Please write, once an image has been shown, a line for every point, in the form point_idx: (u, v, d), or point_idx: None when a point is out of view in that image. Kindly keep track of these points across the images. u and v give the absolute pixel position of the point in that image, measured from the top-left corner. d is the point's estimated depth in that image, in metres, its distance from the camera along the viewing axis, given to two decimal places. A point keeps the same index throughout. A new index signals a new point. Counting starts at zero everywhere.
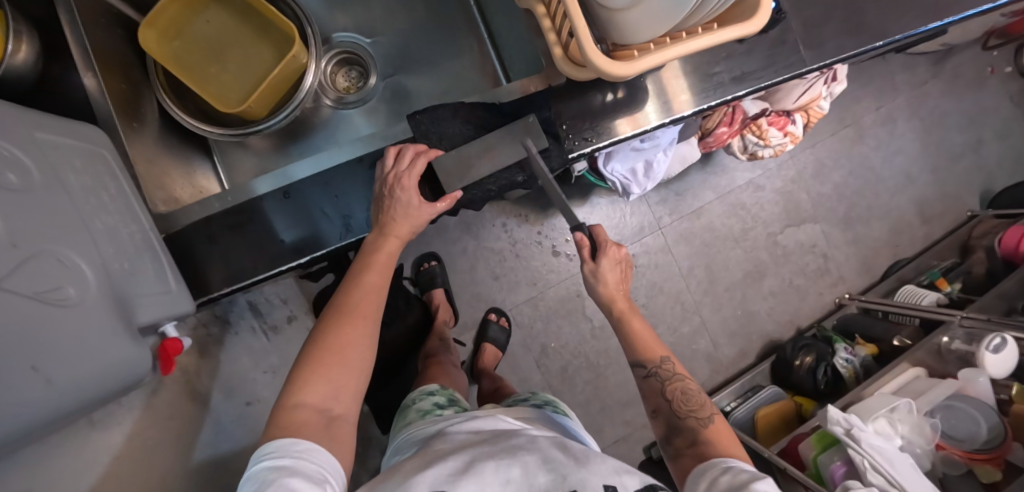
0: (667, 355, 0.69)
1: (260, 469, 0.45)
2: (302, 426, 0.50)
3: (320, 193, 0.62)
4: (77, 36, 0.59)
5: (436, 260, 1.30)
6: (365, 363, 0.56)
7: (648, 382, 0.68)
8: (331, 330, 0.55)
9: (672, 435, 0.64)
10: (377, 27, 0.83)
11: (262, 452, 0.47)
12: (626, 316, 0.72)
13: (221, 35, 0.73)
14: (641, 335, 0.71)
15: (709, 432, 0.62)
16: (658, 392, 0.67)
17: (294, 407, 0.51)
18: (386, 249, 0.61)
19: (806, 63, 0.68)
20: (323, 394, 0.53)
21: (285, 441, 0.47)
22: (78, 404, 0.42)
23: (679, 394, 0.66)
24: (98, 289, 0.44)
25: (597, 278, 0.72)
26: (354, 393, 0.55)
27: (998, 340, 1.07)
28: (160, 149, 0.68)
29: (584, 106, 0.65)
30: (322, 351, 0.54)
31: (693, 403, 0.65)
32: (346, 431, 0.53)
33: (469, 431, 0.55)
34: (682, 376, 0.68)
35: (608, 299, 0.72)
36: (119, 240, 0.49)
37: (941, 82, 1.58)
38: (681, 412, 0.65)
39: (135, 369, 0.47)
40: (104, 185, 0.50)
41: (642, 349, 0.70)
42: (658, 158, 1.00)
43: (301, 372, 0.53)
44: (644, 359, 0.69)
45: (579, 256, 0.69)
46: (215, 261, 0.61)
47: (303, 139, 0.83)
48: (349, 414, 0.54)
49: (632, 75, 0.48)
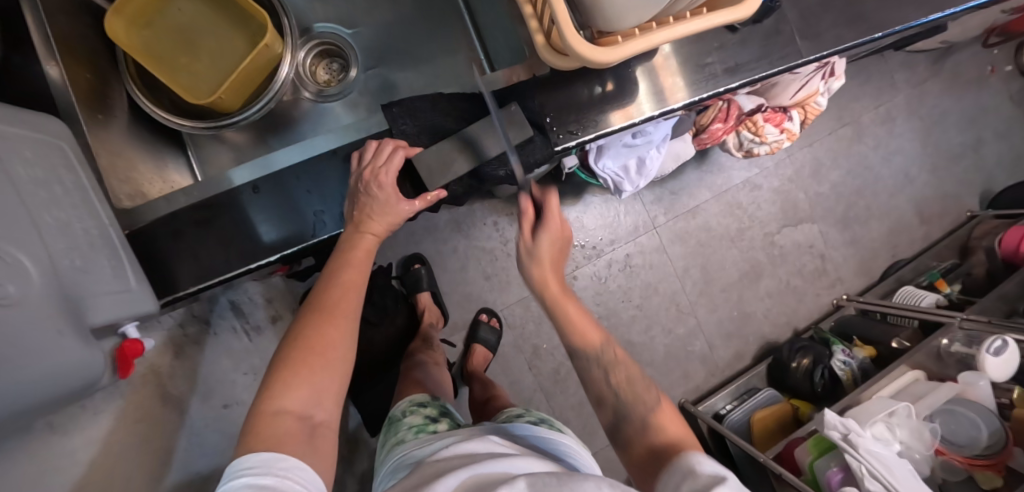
0: (607, 341, 0.64)
1: (237, 487, 0.41)
2: (283, 435, 0.45)
3: (291, 188, 0.60)
4: (38, 22, 0.56)
5: (422, 263, 1.26)
6: (346, 363, 0.53)
7: (589, 371, 0.64)
8: (312, 328, 0.52)
9: (621, 427, 0.61)
10: (357, 18, 0.81)
11: (238, 466, 0.43)
12: (559, 302, 0.64)
13: (194, 25, 0.71)
14: (576, 319, 0.64)
15: (656, 419, 0.58)
16: (601, 381, 0.63)
17: (274, 415, 0.47)
18: (363, 245, 0.58)
19: (803, 54, 0.65)
20: (304, 398, 0.49)
21: (268, 456, 0.43)
22: (23, 408, 0.40)
23: (626, 384, 0.62)
24: (42, 288, 0.41)
25: (533, 257, 0.63)
26: (337, 399, 0.51)
27: (999, 342, 1.04)
28: (127, 142, 0.65)
29: (570, 98, 0.63)
30: (303, 351, 0.50)
31: (642, 391, 0.61)
32: (329, 440, 0.49)
33: (457, 456, 0.51)
34: (624, 362, 0.64)
35: (541, 280, 0.64)
36: (72, 235, 0.47)
37: (941, 80, 1.55)
38: (626, 395, 0.61)
39: (86, 370, 0.45)
40: (57, 177, 0.48)
41: (580, 335, 0.64)
42: (651, 155, 0.97)
43: (279, 374, 0.49)
44: (585, 349, 0.64)
45: (535, 239, 0.62)
46: (182, 258, 0.58)
47: (282, 133, 0.81)
48: (332, 422, 0.51)
49: (614, 62, 0.45)
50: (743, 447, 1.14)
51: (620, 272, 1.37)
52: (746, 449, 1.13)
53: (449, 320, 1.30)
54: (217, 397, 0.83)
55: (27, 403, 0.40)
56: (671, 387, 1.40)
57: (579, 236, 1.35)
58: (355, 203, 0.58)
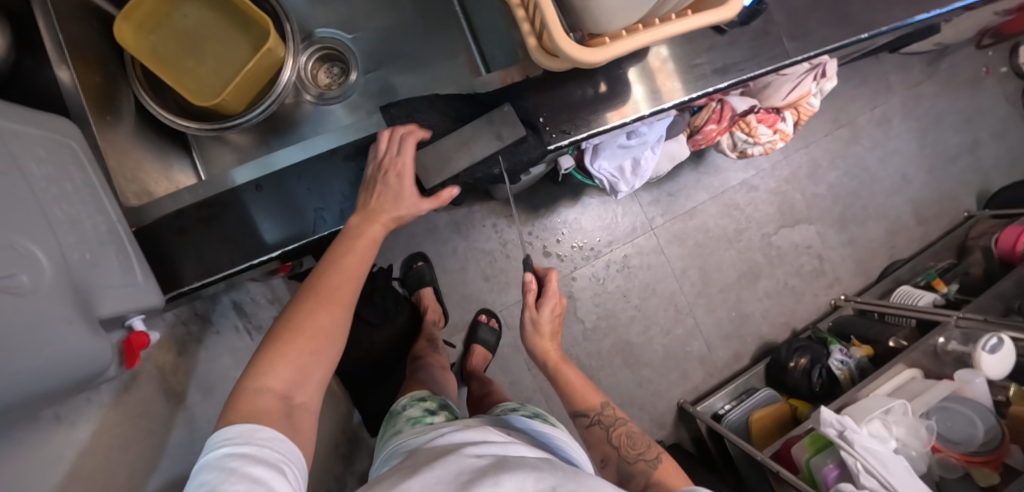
0: (605, 402, 0.78)
1: (216, 457, 0.45)
2: (261, 411, 0.49)
3: (292, 187, 0.62)
4: (51, 29, 0.59)
5: (424, 259, 1.29)
6: (333, 349, 0.56)
7: (593, 430, 0.77)
8: (303, 313, 0.55)
9: (625, 481, 0.71)
10: (357, 23, 0.84)
11: (217, 438, 0.47)
12: (560, 370, 0.80)
13: (200, 30, 0.73)
14: (577, 387, 0.79)
15: (657, 475, 0.68)
16: (606, 441, 0.75)
17: (255, 392, 0.50)
18: (370, 234, 0.59)
19: (790, 55, 0.67)
20: (288, 379, 0.52)
21: (248, 429, 0.47)
22: (35, 396, 0.42)
23: (625, 440, 0.74)
24: (54, 278, 0.43)
25: (534, 324, 0.77)
26: (319, 382, 0.55)
27: (994, 340, 1.05)
28: (135, 144, 0.68)
29: (562, 99, 0.65)
30: (289, 334, 0.53)
31: (640, 446, 0.73)
32: (306, 419, 0.53)
33: (455, 441, 0.54)
34: (622, 420, 0.77)
35: (542, 353, 0.80)
36: (82, 230, 0.49)
37: (937, 82, 1.57)
38: (630, 457, 0.72)
39: (96, 361, 0.47)
40: (69, 175, 0.50)
41: (582, 400, 0.78)
42: (646, 156, 0.99)
43: (268, 353, 0.52)
44: (587, 409, 0.78)
45: (537, 311, 0.76)
46: (186, 255, 0.60)
47: (283, 136, 0.83)
48: (311, 403, 0.54)
49: (602, 61, 0.47)
50: (741, 446, 1.14)
51: (618, 273, 1.38)
52: (744, 448, 1.13)
53: (449, 321, 1.32)
54: (218, 394, 0.85)
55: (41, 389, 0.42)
56: (670, 388, 1.41)
57: (578, 237, 1.37)
58: (368, 193, 0.60)
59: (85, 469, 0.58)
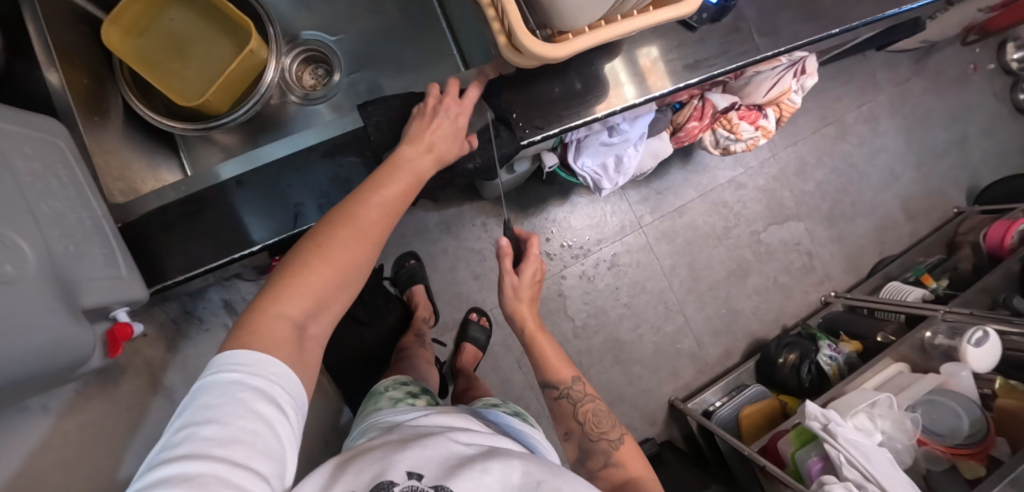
0: (576, 375, 0.74)
1: (224, 381, 0.41)
2: (279, 339, 0.45)
3: (274, 183, 0.63)
4: (40, 32, 0.61)
5: (416, 258, 1.30)
6: (352, 284, 0.53)
7: (560, 403, 0.73)
8: (333, 235, 0.51)
9: (585, 459, 0.70)
10: (340, 26, 0.86)
11: (224, 360, 0.42)
12: (535, 338, 0.74)
13: (185, 34, 0.75)
14: (550, 357, 0.74)
15: (619, 456, 0.67)
16: (572, 416, 0.72)
17: (272, 317, 0.46)
18: (411, 170, 0.57)
19: (761, 50, 0.69)
20: (306, 308, 0.48)
21: (261, 358, 0.43)
22: (19, 381, 0.43)
23: (591, 417, 0.71)
24: (36, 268, 0.45)
25: (511, 289, 0.73)
26: (332, 317, 0.52)
27: (980, 333, 1.06)
28: (122, 144, 0.69)
29: (536, 96, 0.66)
30: (314, 257, 0.49)
31: (606, 424, 0.70)
32: (313, 355, 0.49)
33: (439, 423, 0.57)
34: (591, 396, 0.73)
35: (519, 321, 0.74)
36: (66, 224, 0.51)
37: (924, 79, 1.58)
38: (594, 434, 0.70)
39: (77, 349, 0.48)
40: (55, 171, 0.52)
41: (553, 372, 0.73)
42: (629, 153, 1.00)
43: (284, 277, 0.48)
44: (556, 382, 0.73)
45: (518, 274, 0.72)
46: (169, 250, 0.62)
47: (269, 135, 0.84)
48: (321, 337, 0.51)
49: (565, 57, 0.49)
50: (729, 441, 1.15)
51: (607, 271, 1.39)
52: (732, 443, 1.14)
53: (440, 320, 1.33)
54: None
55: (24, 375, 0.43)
56: (660, 385, 1.41)
57: (567, 236, 1.38)
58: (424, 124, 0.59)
59: (72, 457, 0.59)
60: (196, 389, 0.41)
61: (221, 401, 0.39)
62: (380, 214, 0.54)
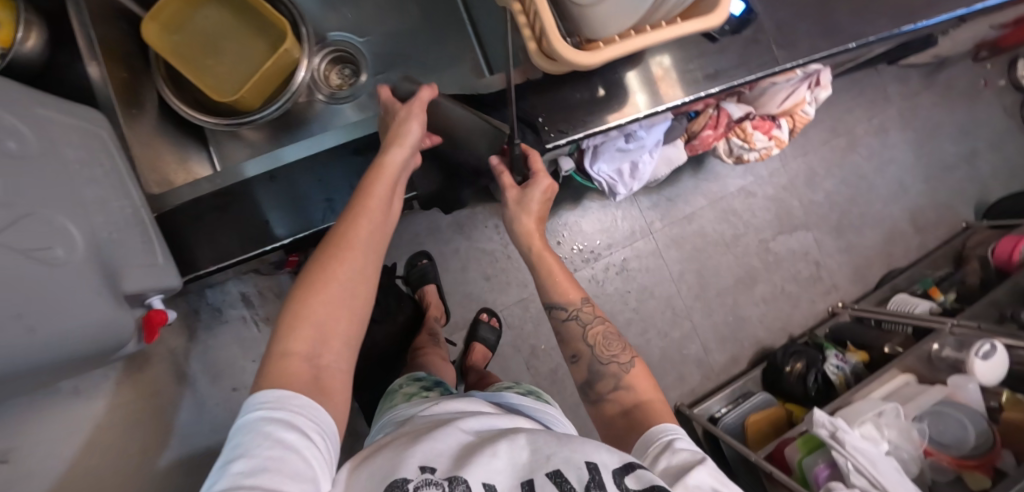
0: (585, 297, 0.71)
1: (250, 420, 0.40)
2: (289, 376, 0.44)
3: (303, 179, 0.65)
4: (83, 26, 0.63)
5: (428, 258, 1.32)
6: (359, 305, 0.51)
7: (568, 325, 0.70)
8: (321, 264, 0.51)
9: (593, 382, 0.66)
10: (368, 27, 0.88)
11: (251, 403, 0.42)
12: (542, 255, 0.72)
13: (219, 31, 0.77)
14: (557, 276, 0.72)
15: (629, 378, 0.64)
16: (581, 338, 0.69)
17: (280, 357, 0.46)
18: (390, 169, 0.58)
19: (779, 62, 0.70)
20: (311, 341, 0.47)
21: (281, 393, 0.42)
22: (66, 361, 0.45)
23: (601, 339, 0.68)
24: (84, 253, 0.46)
25: (519, 206, 0.70)
26: (345, 343, 0.49)
27: (988, 347, 1.06)
28: (155, 136, 0.71)
29: (562, 101, 0.68)
30: (312, 288, 0.49)
31: (614, 346, 0.67)
32: (337, 384, 0.47)
33: (450, 412, 0.58)
34: (600, 319, 0.70)
35: (527, 233, 0.72)
36: (110, 211, 0.52)
37: (934, 93, 1.60)
38: (603, 356, 0.67)
39: (118, 334, 0.50)
40: (99, 161, 0.54)
41: (560, 292, 0.71)
42: (644, 160, 1.02)
43: (290, 315, 0.48)
44: (565, 303, 0.70)
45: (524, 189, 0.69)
46: (201, 241, 0.65)
47: (295, 133, 0.87)
48: (344, 366, 0.49)
49: (596, 64, 0.51)
50: (736, 447, 1.16)
51: (617, 275, 1.41)
52: (739, 449, 1.15)
53: (450, 319, 1.34)
54: None
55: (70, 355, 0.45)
56: (667, 390, 1.42)
57: (578, 240, 1.39)
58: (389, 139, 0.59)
59: (101, 440, 0.61)
60: (232, 443, 0.41)
61: (248, 437, 0.39)
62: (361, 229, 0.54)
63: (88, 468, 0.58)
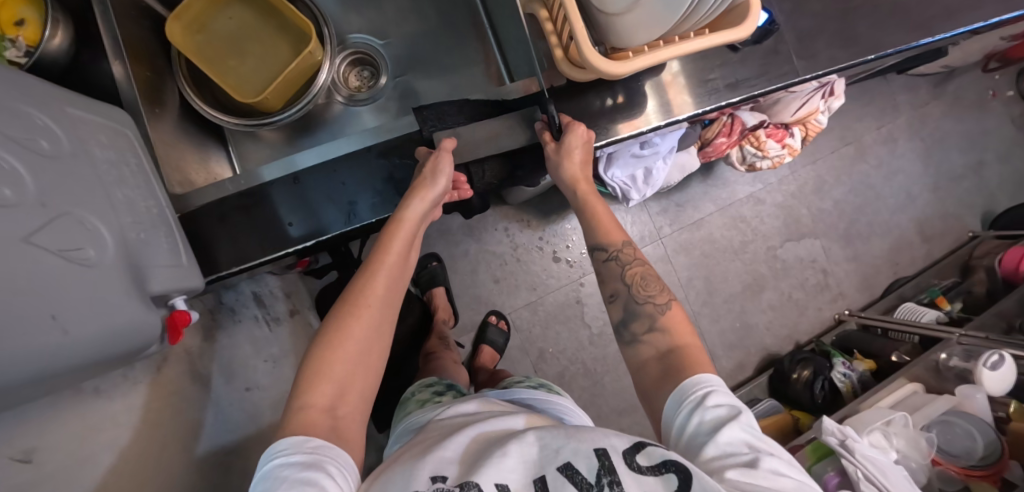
0: (627, 240, 0.70)
1: (272, 467, 0.49)
2: (308, 425, 0.53)
3: (326, 182, 0.66)
4: (108, 25, 0.63)
5: (438, 260, 1.32)
6: (371, 358, 0.60)
7: (607, 266, 0.69)
8: (338, 323, 0.59)
9: (629, 322, 0.66)
10: (388, 30, 0.88)
11: (274, 451, 0.51)
12: (587, 198, 0.72)
13: (241, 31, 0.78)
14: (599, 218, 0.71)
15: (665, 321, 0.64)
16: (619, 277, 0.68)
17: (300, 409, 0.54)
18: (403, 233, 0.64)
19: (799, 73, 0.71)
20: (329, 394, 0.56)
21: (298, 439, 0.51)
22: (97, 362, 0.45)
23: (639, 280, 0.68)
24: (114, 253, 0.46)
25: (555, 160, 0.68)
26: (360, 393, 0.58)
27: (995, 357, 1.07)
28: (178, 135, 0.72)
29: (583, 108, 0.69)
30: (328, 347, 0.57)
31: (653, 287, 0.67)
32: (353, 428, 0.56)
33: (462, 414, 0.58)
34: (640, 261, 0.69)
35: (572, 180, 0.69)
36: (136, 211, 0.52)
37: (943, 103, 1.60)
38: (641, 297, 0.66)
39: (146, 336, 0.50)
40: (126, 161, 0.54)
41: (602, 233, 0.70)
42: (658, 166, 1.03)
43: (310, 371, 0.57)
44: (605, 244, 0.70)
45: (559, 142, 0.65)
46: (223, 242, 0.64)
47: (313, 134, 0.87)
48: (358, 412, 0.57)
49: (625, 73, 0.51)
50: None
51: None
52: None
53: (459, 321, 1.35)
54: (239, 380, 0.88)
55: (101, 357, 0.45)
56: None
57: None
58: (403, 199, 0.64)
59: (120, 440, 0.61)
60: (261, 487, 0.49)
61: (271, 480, 0.47)
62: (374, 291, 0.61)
63: (106, 469, 0.59)
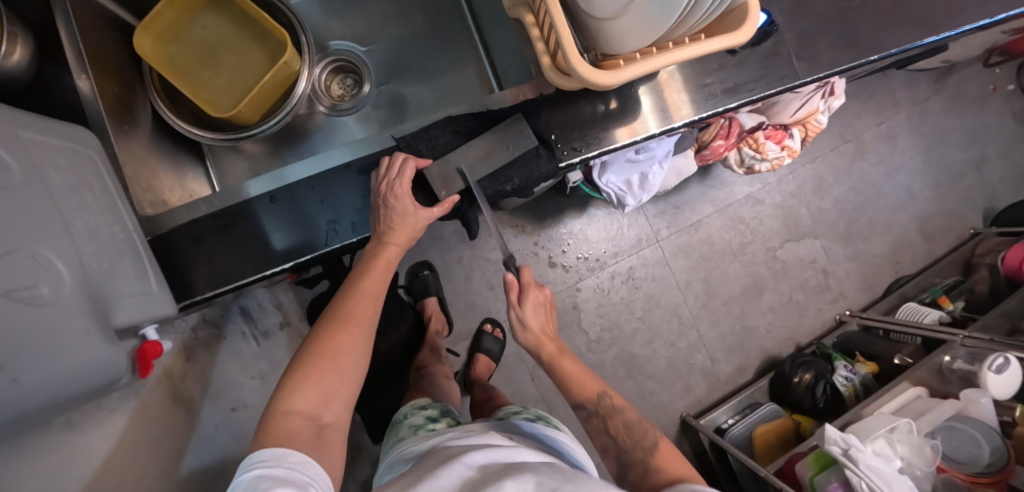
0: (604, 390, 0.71)
1: (248, 478, 0.45)
2: (291, 433, 0.50)
3: (305, 199, 0.63)
4: (70, 35, 0.61)
5: (429, 269, 1.29)
6: (358, 368, 0.58)
7: (591, 423, 0.70)
8: (325, 333, 0.57)
9: (626, 472, 0.65)
10: (371, 36, 0.86)
11: (250, 460, 0.47)
12: (555, 358, 0.74)
13: (216, 40, 0.76)
14: (572, 373, 0.72)
15: (657, 461, 0.63)
16: (603, 431, 0.69)
17: (284, 415, 0.52)
18: (385, 256, 0.63)
19: (800, 76, 0.68)
20: (313, 401, 0.54)
21: (279, 451, 0.47)
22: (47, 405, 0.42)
23: (623, 429, 0.67)
24: (72, 288, 0.44)
25: (522, 324, 0.75)
26: (344, 403, 0.56)
27: (1000, 360, 1.04)
28: (149, 151, 0.69)
29: (574, 116, 0.65)
30: (315, 355, 0.55)
31: (638, 435, 0.67)
32: (335, 439, 0.54)
33: (461, 445, 0.54)
34: (621, 408, 0.70)
35: (536, 342, 0.75)
36: (100, 239, 0.50)
37: (943, 99, 1.57)
38: (627, 447, 0.66)
39: (104, 373, 0.46)
40: (88, 185, 0.51)
41: (579, 390, 0.71)
42: (654, 170, 1.00)
43: (294, 376, 0.54)
44: (584, 400, 0.71)
45: (521, 307, 0.74)
46: (198, 265, 0.61)
47: (297, 145, 0.84)
48: (339, 422, 0.55)
49: (618, 84, 0.48)
50: (745, 461, 1.14)
51: (623, 284, 1.38)
52: (748, 463, 1.13)
53: (454, 329, 1.32)
54: None
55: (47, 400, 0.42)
56: (673, 401, 1.40)
57: (584, 248, 1.37)
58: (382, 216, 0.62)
59: None
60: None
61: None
62: (363, 303, 0.61)
63: None
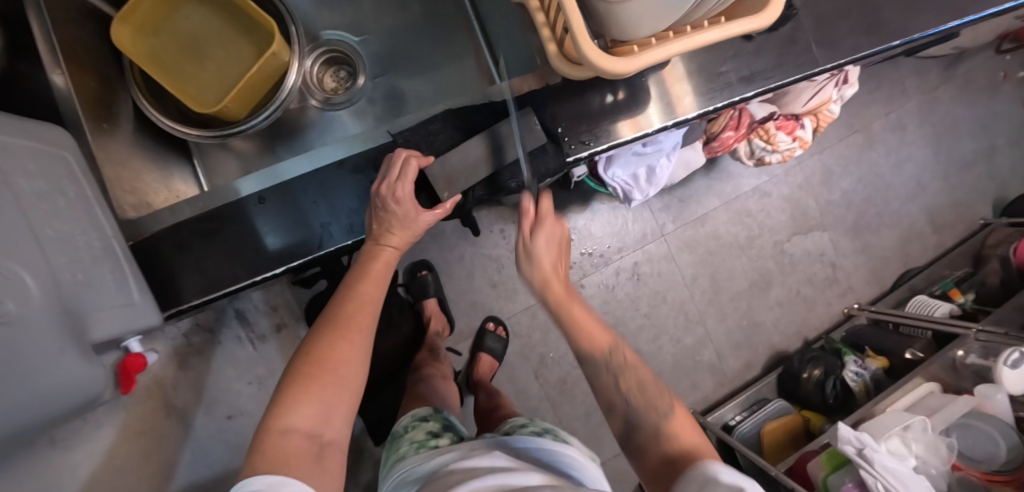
0: (615, 344, 0.62)
1: None
2: (290, 454, 0.47)
3: (293, 199, 0.59)
4: (44, 30, 0.58)
5: (428, 269, 1.26)
6: (358, 380, 0.54)
7: (597, 372, 0.61)
8: (322, 343, 0.54)
9: (633, 434, 0.58)
10: (366, 26, 0.82)
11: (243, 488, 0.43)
12: (562, 302, 0.64)
13: (201, 32, 0.73)
14: (582, 320, 0.63)
15: (671, 426, 0.56)
16: (613, 387, 0.60)
17: (281, 433, 0.48)
18: (383, 259, 0.61)
19: (819, 63, 0.64)
20: (314, 416, 0.50)
21: (275, 480, 0.43)
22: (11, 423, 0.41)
23: (636, 389, 0.59)
24: (42, 300, 0.44)
25: (530, 257, 0.64)
26: (345, 417, 0.52)
27: (1017, 354, 1.00)
28: (132, 152, 0.67)
29: (582, 108, 0.62)
30: (314, 367, 0.52)
31: (654, 397, 0.58)
32: (336, 460, 0.50)
33: (460, 473, 0.51)
34: (634, 364, 0.61)
35: (543, 281, 0.65)
36: (75, 249, 0.50)
37: (953, 86, 1.53)
38: (641, 404, 0.58)
39: (72, 386, 0.47)
40: (60, 189, 0.51)
41: (585, 337, 0.62)
42: (661, 164, 0.96)
43: (290, 391, 0.50)
44: (591, 349, 0.61)
45: (533, 237, 0.64)
46: (186, 270, 0.58)
47: (289, 141, 0.80)
48: (341, 440, 0.52)
49: (632, 72, 0.44)
50: (755, 460, 1.11)
51: (627, 280, 1.35)
52: (758, 462, 1.10)
53: (455, 328, 1.29)
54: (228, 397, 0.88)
55: (6, 421, 0.41)
56: (679, 397, 1.38)
57: (586, 244, 1.34)
58: (378, 221, 0.59)
59: None
60: None
61: None
62: (360, 308, 0.58)
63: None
